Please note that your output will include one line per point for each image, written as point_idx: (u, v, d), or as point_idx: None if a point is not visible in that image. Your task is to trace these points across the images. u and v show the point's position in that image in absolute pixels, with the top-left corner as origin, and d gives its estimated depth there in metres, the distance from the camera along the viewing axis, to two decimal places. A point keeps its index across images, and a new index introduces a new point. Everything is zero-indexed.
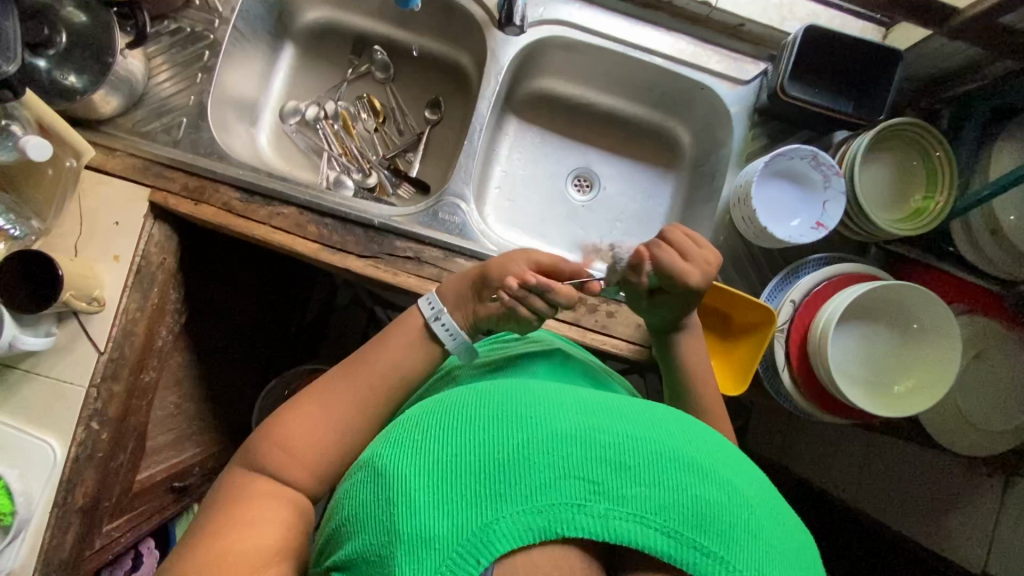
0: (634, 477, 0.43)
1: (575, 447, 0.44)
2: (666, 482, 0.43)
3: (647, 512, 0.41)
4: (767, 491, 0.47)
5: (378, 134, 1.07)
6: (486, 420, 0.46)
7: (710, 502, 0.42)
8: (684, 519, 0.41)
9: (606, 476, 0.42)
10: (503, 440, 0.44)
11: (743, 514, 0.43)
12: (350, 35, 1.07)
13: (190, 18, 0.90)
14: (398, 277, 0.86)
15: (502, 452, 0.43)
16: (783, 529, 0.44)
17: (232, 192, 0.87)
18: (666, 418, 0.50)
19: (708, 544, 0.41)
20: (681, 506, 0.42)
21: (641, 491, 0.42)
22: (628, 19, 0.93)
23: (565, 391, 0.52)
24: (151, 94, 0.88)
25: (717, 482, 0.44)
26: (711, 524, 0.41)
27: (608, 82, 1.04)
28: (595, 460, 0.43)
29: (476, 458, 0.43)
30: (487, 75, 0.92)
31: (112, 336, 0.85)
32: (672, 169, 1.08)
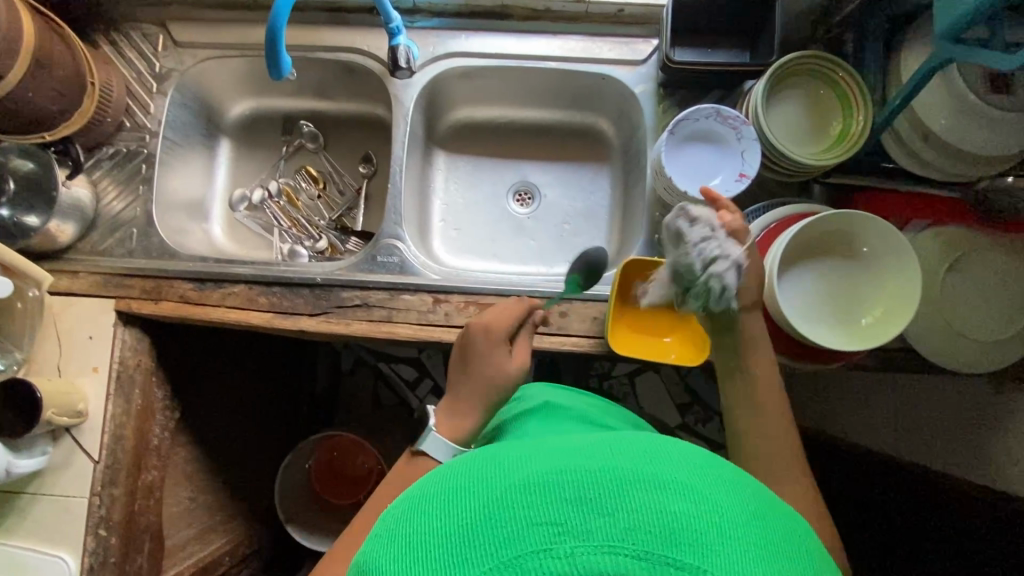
0: (596, 507, 0.40)
1: (537, 492, 0.42)
2: (631, 503, 0.40)
3: (615, 540, 0.39)
4: (743, 490, 0.45)
5: (321, 199, 1.13)
6: (454, 491, 0.46)
7: (677, 513, 0.40)
8: (653, 537, 0.39)
9: (570, 514, 0.40)
10: (467, 507, 0.43)
11: (712, 518, 0.41)
12: (277, 117, 1.14)
13: (124, 140, 0.97)
14: (350, 326, 0.89)
15: (468, 519, 0.42)
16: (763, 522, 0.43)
17: (186, 284, 0.92)
18: (631, 441, 0.48)
19: (680, 558, 0.38)
20: (648, 526, 0.39)
21: (610, 521, 0.40)
22: (512, 35, 0.97)
23: (534, 442, 0.51)
24: (103, 215, 0.96)
25: (682, 492, 0.42)
26: (680, 537, 0.39)
27: (521, 97, 1.07)
28: (558, 500, 0.41)
29: (444, 532, 0.42)
30: (395, 120, 0.96)
31: (103, 444, 0.90)
32: (605, 162, 1.10)
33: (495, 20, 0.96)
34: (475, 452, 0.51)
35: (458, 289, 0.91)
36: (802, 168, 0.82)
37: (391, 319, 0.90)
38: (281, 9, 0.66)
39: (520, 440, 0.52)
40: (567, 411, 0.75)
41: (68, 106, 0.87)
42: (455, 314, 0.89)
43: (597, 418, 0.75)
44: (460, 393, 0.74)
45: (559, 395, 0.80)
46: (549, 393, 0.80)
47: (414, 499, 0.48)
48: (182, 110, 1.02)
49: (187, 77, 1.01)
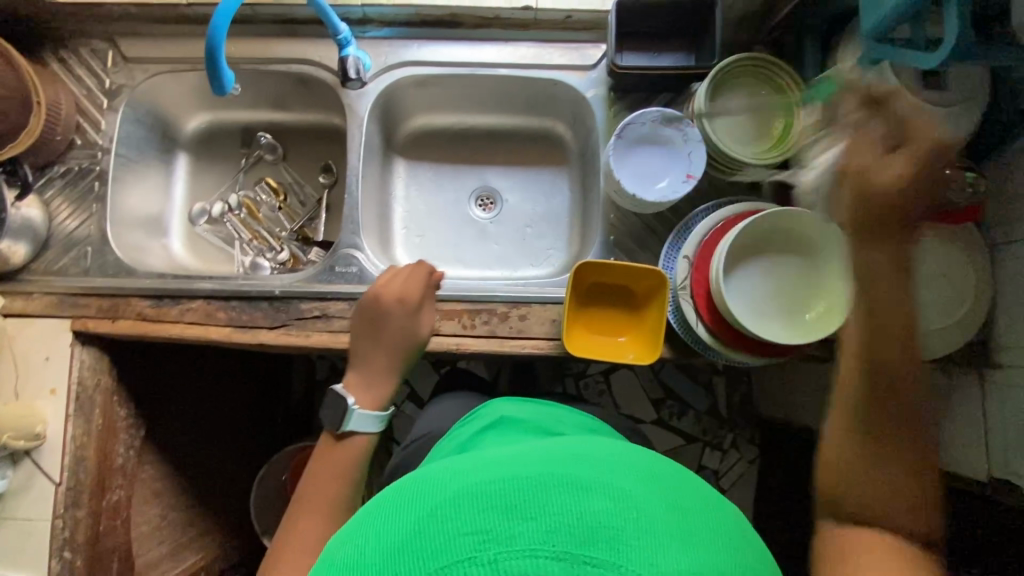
0: (520, 512, 0.41)
1: (465, 503, 0.43)
2: (555, 506, 0.41)
3: (536, 544, 0.39)
4: (670, 487, 0.46)
5: (282, 210, 1.13)
6: (394, 510, 0.46)
7: (599, 514, 0.41)
8: (573, 538, 0.39)
9: (495, 522, 0.41)
10: (403, 522, 0.44)
11: (634, 517, 0.42)
12: (235, 130, 1.14)
13: (75, 158, 0.96)
14: (311, 338, 0.90)
15: (401, 536, 0.43)
16: (689, 519, 0.44)
17: (143, 301, 0.92)
18: (564, 450, 0.50)
19: (600, 556, 0.39)
20: (570, 527, 0.40)
21: (533, 525, 0.40)
22: (463, 43, 0.97)
23: (474, 457, 0.52)
24: (56, 234, 0.95)
25: (606, 494, 0.43)
26: (601, 534, 0.40)
27: (478, 103, 1.08)
28: (485, 509, 0.42)
29: (379, 553, 0.43)
30: (350, 131, 0.96)
31: (64, 465, 0.90)
32: (564, 165, 1.12)
33: (446, 29, 0.97)
34: (418, 473, 0.52)
35: None
36: (746, 167, 0.84)
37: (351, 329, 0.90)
38: (219, 26, 0.67)
39: (462, 457, 0.53)
40: (522, 424, 0.76)
41: (13, 126, 0.86)
42: None
43: (552, 427, 0.76)
44: (370, 368, 0.85)
45: (517, 410, 0.81)
46: (506, 410, 0.81)
47: (358, 524, 0.48)
48: (135, 126, 1.02)
49: (139, 92, 1.00)
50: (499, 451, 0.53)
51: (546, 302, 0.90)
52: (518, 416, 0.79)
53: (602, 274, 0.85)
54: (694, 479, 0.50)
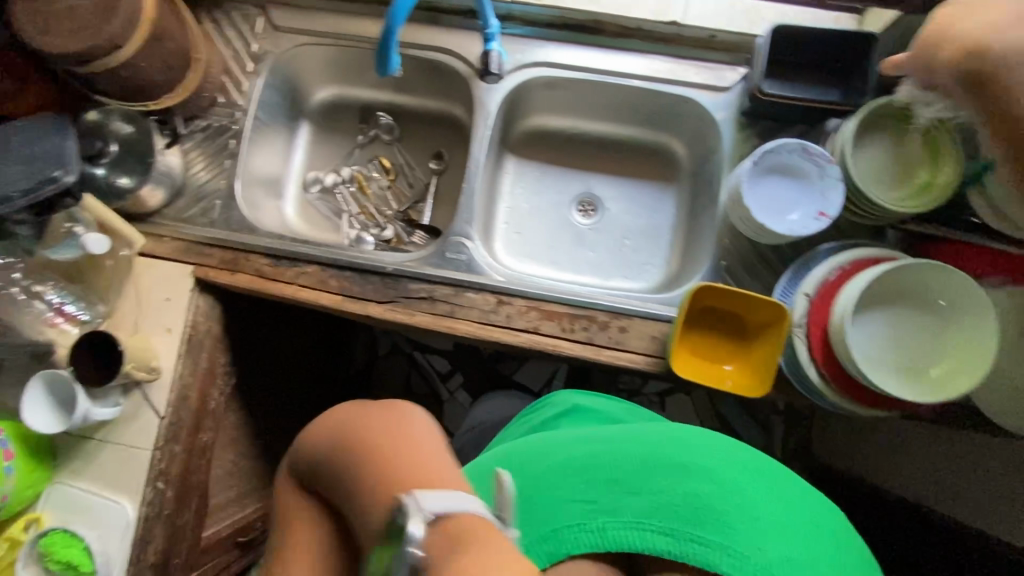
0: (645, 490, 0.61)
1: (606, 483, 0.62)
2: (662, 486, 0.61)
3: (646, 519, 0.59)
4: (766, 482, 0.63)
5: (391, 189, 1.17)
6: (546, 474, 0.64)
7: (695, 494, 0.60)
8: (678, 514, 0.59)
9: (626, 497, 0.60)
10: (559, 486, 0.63)
11: (726, 498, 0.60)
12: (357, 106, 1.18)
13: (216, 114, 1.01)
14: (414, 317, 0.92)
15: (556, 487, 0.63)
16: (773, 505, 0.61)
17: (263, 259, 0.96)
18: (693, 466, 0.62)
19: (700, 531, 0.58)
20: (676, 506, 0.60)
21: (642, 501, 0.60)
22: (599, 49, 0.97)
23: (610, 455, 0.64)
24: (190, 183, 1.00)
25: (701, 478, 0.62)
26: (712, 517, 0.59)
27: (597, 110, 1.09)
28: (620, 489, 0.61)
29: (533, 492, 0.64)
30: (476, 122, 0.98)
31: (169, 402, 0.95)
32: (673, 182, 1.11)
33: (586, 34, 0.97)
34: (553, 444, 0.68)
35: (522, 293, 0.92)
36: (884, 213, 0.82)
37: (454, 315, 0.92)
38: (400, 9, 0.69)
39: (597, 449, 0.65)
40: (599, 414, 0.86)
41: (173, 79, 0.91)
42: (517, 317, 0.91)
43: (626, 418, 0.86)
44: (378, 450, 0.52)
45: (588, 398, 0.90)
46: (577, 398, 0.90)
47: (506, 459, 0.70)
48: (272, 91, 1.06)
49: (281, 59, 1.05)
50: (623, 449, 0.64)
51: (648, 318, 0.90)
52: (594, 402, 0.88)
53: (717, 298, 0.83)
54: (784, 470, 0.67)
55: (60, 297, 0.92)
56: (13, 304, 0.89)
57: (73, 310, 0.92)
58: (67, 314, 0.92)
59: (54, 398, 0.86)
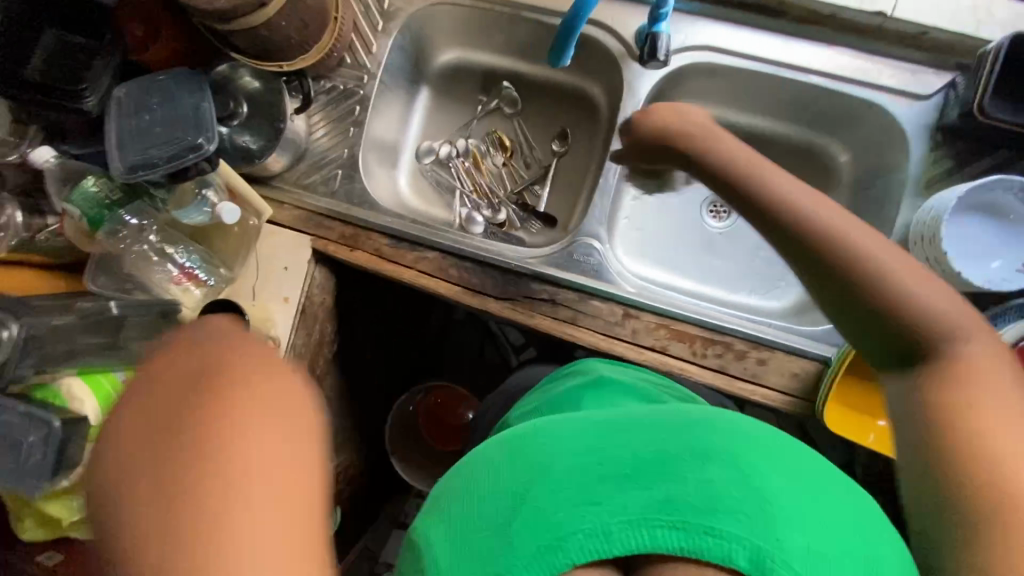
0: (643, 482, 0.49)
1: (590, 472, 0.50)
2: (676, 477, 0.49)
3: (652, 514, 0.47)
4: (797, 481, 0.51)
5: (506, 167, 1.10)
6: (515, 467, 0.52)
7: (716, 485, 0.49)
8: (694, 508, 0.47)
9: (618, 488, 0.49)
10: (527, 476, 0.51)
11: (754, 494, 0.48)
12: (479, 72, 1.09)
13: (342, 76, 0.95)
14: (534, 319, 0.88)
15: (527, 479, 0.51)
16: (814, 503, 0.49)
17: (383, 238, 0.93)
18: (689, 449, 0.52)
19: (720, 526, 0.46)
20: (689, 499, 0.48)
21: (649, 495, 0.48)
22: (779, 36, 0.84)
23: (589, 440, 0.54)
24: (312, 148, 0.96)
25: (721, 465, 0.50)
26: (720, 507, 0.47)
27: (754, 102, 0.95)
28: (612, 478, 0.50)
29: (504, 492, 0.51)
30: (622, 110, 0.88)
31: (283, 370, 0.96)
32: (827, 193, 0.97)
33: (766, 17, 0.84)
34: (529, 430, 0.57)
35: (653, 309, 0.86)
36: None
37: (576, 322, 0.87)
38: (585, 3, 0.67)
39: (572, 435, 0.55)
40: (621, 387, 0.73)
41: (308, 38, 0.84)
42: (644, 333, 0.85)
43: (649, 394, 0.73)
44: None
45: (612, 370, 0.78)
46: (603, 368, 0.79)
47: (473, 458, 0.58)
48: (399, 53, 0.99)
49: (413, 19, 0.96)
50: (609, 438, 0.54)
51: (792, 352, 0.82)
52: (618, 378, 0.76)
53: None
54: (826, 462, 0.55)
55: (188, 259, 0.92)
56: (145, 262, 0.89)
57: (197, 271, 0.92)
58: (191, 275, 0.91)
59: None
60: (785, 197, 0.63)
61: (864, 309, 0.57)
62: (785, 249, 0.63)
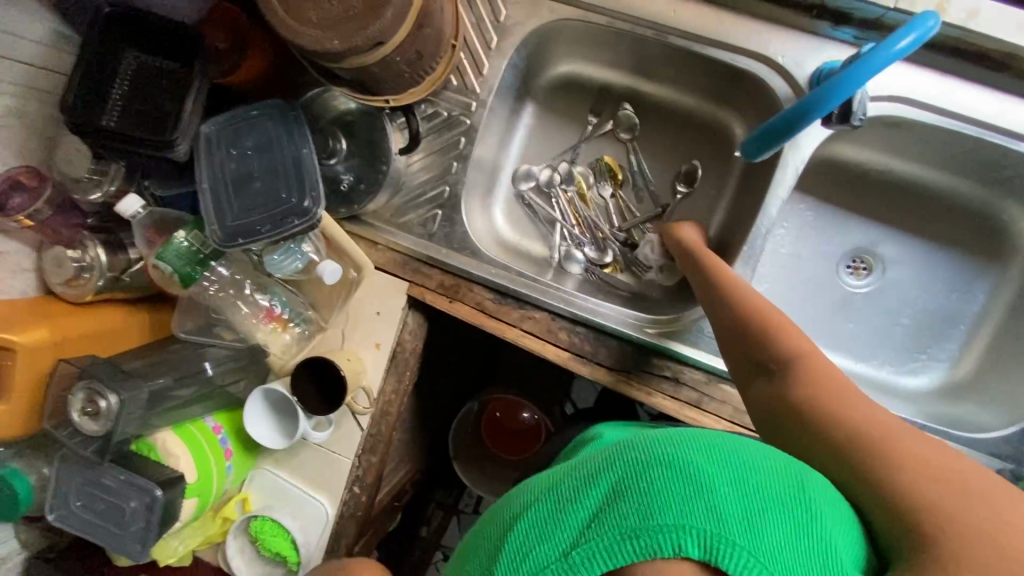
0: (590, 501, 0.41)
1: (542, 503, 0.43)
2: (608, 495, 0.41)
3: (601, 531, 0.40)
4: (763, 474, 0.42)
5: (614, 199, 0.98)
6: (493, 525, 0.46)
7: (653, 488, 0.40)
8: (638, 515, 0.39)
9: (569, 513, 0.42)
10: (498, 526, 0.45)
11: (689, 479, 0.40)
12: (594, 90, 0.94)
13: (447, 101, 0.83)
14: (653, 398, 0.79)
15: (498, 533, 0.45)
16: (740, 475, 0.41)
17: (486, 292, 0.84)
18: (631, 451, 0.43)
19: (663, 524, 0.39)
20: (635, 509, 0.40)
21: (594, 515, 0.41)
22: (997, 92, 0.68)
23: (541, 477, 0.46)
24: (408, 183, 0.86)
25: (653, 466, 0.41)
26: (667, 513, 0.39)
27: (930, 154, 0.80)
28: (561, 506, 0.42)
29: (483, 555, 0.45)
30: (782, 167, 0.75)
31: (373, 418, 0.91)
32: (994, 260, 0.86)
33: (982, 67, 0.68)
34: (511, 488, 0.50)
35: None
36: None
37: (700, 404, 0.79)
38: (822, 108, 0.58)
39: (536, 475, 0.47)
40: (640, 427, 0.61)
41: (420, 70, 0.72)
42: None
43: None
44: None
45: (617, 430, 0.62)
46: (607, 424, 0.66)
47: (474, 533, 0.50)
48: (511, 72, 0.85)
49: (533, 34, 0.82)
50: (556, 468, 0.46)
51: None
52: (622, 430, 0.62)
53: None
54: (755, 442, 0.45)
55: (273, 299, 0.84)
56: (233, 306, 0.84)
57: (280, 312, 0.84)
58: (274, 315, 0.84)
59: (273, 410, 0.84)
60: (775, 332, 0.64)
61: (819, 445, 0.55)
62: (761, 386, 0.63)
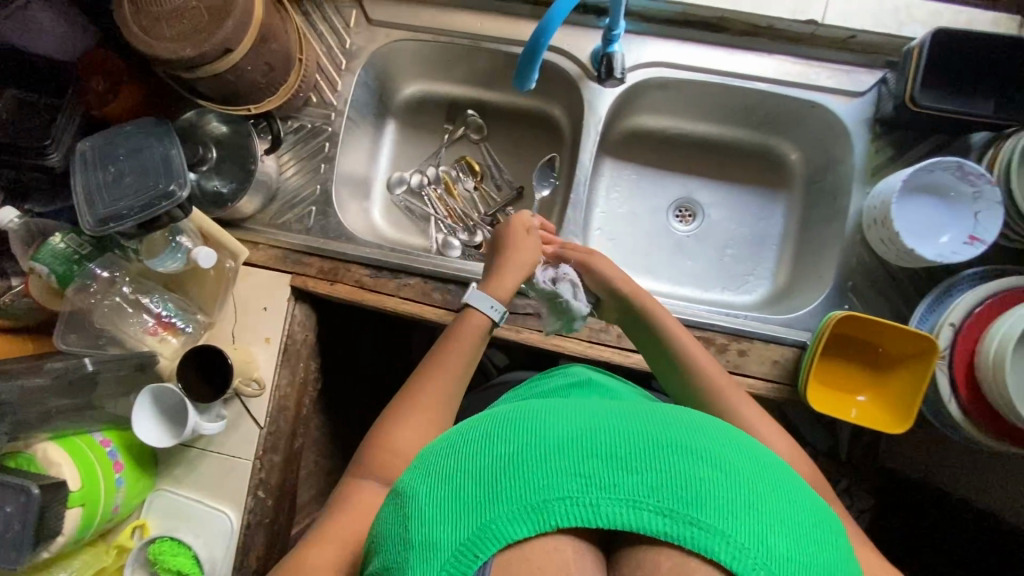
0: (628, 464, 0.41)
1: (568, 449, 0.42)
2: (659, 463, 0.41)
3: (640, 496, 0.40)
4: (794, 494, 0.44)
5: (477, 191, 1.12)
6: (504, 441, 0.44)
7: (701, 477, 0.41)
8: (681, 498, 0.40)
9: (598, 469, 0.41)
10: (505, 444, 0.43)
11: (737, 488, 0.41)
12: (444, 103, 1.12)
13: (310, 115, 0.97)
14: (520, 334, 0.89)
15: (504, 456, 0.43)
16: (791, 511, 0.42)
17: (362, 269, 0.93)
18: (677, 428, 0.44)
19: (704, 519, 0.39)
20: (676, 484, 0.40)
21: (630, 478, 0.41)
22: (723, 49, 0.90)
23: (569, 413, 0.45)
24: (283, 188, 0.97)
25: (711, 463, 0.42)
26: (703, 498, 0.40)
27: (706, 111, 1.01)
28: (590, 456, 0.41)
29: (483, 467, 0.43)
30: (586, 127, 0.93)
31: (269, 413, 0.93)
32: (783, 188, 1.04)
33: (708, 32, 0.90)
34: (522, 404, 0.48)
35: None
36: None
37: (562, 332, 0.89)
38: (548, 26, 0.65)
39: (565, 409, 0.46)
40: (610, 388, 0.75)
41: (274, 81, 0.86)
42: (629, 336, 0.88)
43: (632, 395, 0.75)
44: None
45: (599, 375, 0.80)
46: (593, 373, 0.81)
47: (460, 433, 0.47)
48: (363, 89, 1.01)
49: (375, 56, 0.99)
50: (590, 411, 0.46)
51: (770, 341, 0.85)
52: (603, 381, 0.78)
53: (850, 324, 0.78)
54: (797, 478, 0.46)
55: (164, 307, 0.90)
56: (119, 314, 0.89)
57: (175, 321, 0.90)
58: (168, 325, 0.90)
59: (161, 409, 0.86)
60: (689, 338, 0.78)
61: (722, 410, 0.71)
62: (668, 370, 0.78)
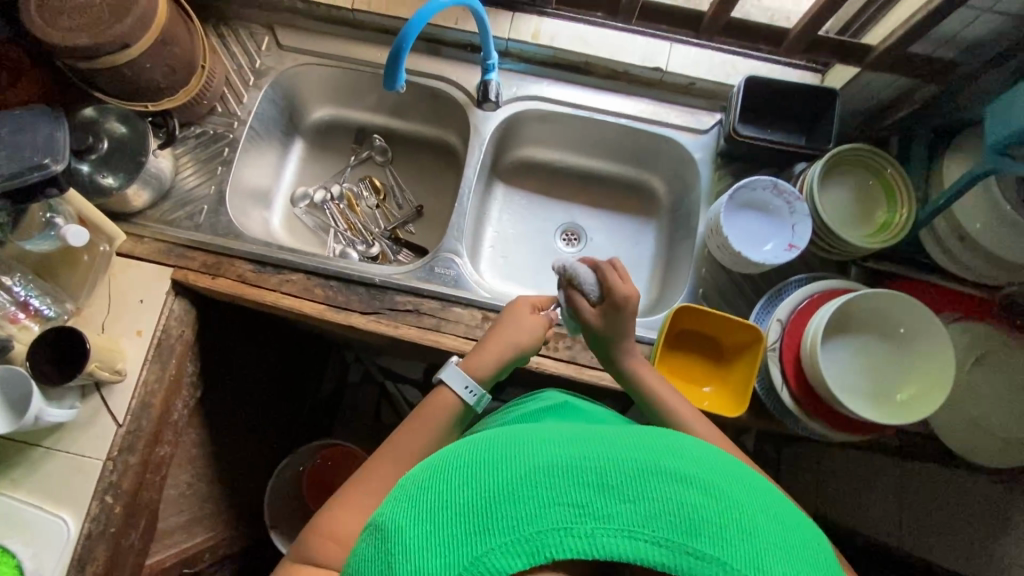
0: (622, 493, 0.40)
1: (557, 477, 0.41)
2: (652, 491, 0.40)
3: (636, 526, 0.39)
4: (784, 518, 0.43)
5: (379, 209, 1.18)
6: (492, 470, 0.42)
7: (695, 505, 0.40)
8: (677, 528, 0.39)
9: (591, 497, 0.40)
10: (492, 476, 0.42)
11: (732, 516, 0.40)
12: (353, 127, 1.21)
13: (213, 123, 1.03)
14: (399, 329, 0.92)
15: (491, 489, 0.41)
16: (781, 532, 0.41)
17: (247, 264, 0.95)
18: (665, 454, 0.43)
19: (704, 549, 0.38)
20: (671, 514, 0.39)
21: (625, 508, 0.39)
22: (589, 89, 1.05)
23: (560, 439, 0.44)
24: (177, 188, 1.00)
25: (700, 489, 0.41)
26: (701, 528, 0.39)
27: (583, 144, 1.14)
28: (579, 483, 0.40)
29: (468, 500, 0.41)
30: (470, 146, 1.03)
31: (130, 409, 0.89)
32: (653, 216, 1.16)
33: (575, 74, 1.06)
34: (508, 432, 0.47)
35: None
36: (846, 246, 0.87)
37: (440, 329, 0.92)
38: (407, 35, 0.76)
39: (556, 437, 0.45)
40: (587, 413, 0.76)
41: (175, 83, 0.93)
42: None
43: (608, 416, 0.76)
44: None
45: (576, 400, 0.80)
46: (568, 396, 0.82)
47: (442, 465, 0.46)
48: (270, 105, 1.09)
49: (283, 77, 1.08)
50: (580, 437, 0.45)
51: None
52: (579, 404, 0.79)
53: (692, 315, 0.87)
54: (790, 508, 0.45)
55: (26, 289, 0.86)
56: None
57: (37, 305, 0.87)
58: (30, 308, 0.86)
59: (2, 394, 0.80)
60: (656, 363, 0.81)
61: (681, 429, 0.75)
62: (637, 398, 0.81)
